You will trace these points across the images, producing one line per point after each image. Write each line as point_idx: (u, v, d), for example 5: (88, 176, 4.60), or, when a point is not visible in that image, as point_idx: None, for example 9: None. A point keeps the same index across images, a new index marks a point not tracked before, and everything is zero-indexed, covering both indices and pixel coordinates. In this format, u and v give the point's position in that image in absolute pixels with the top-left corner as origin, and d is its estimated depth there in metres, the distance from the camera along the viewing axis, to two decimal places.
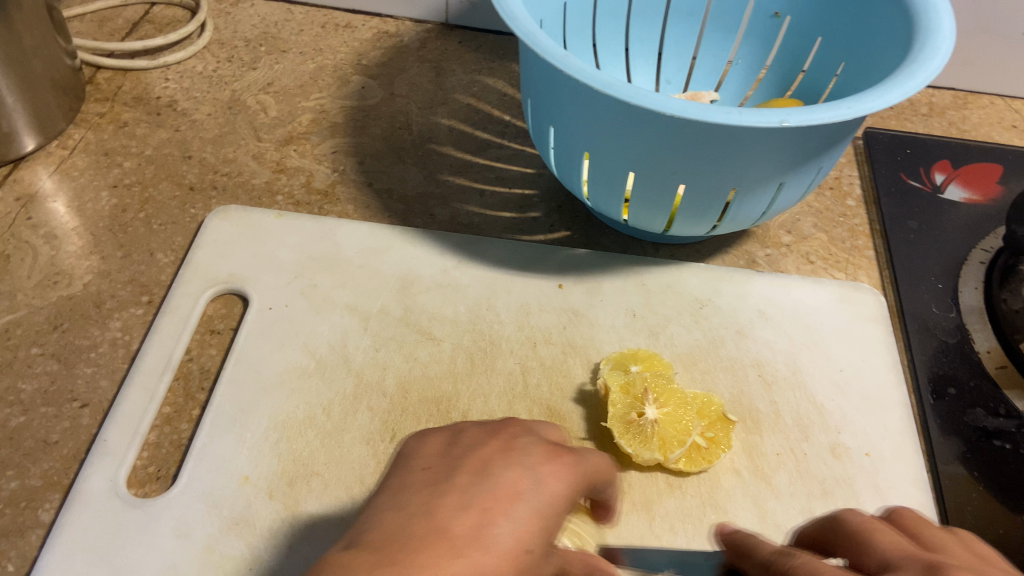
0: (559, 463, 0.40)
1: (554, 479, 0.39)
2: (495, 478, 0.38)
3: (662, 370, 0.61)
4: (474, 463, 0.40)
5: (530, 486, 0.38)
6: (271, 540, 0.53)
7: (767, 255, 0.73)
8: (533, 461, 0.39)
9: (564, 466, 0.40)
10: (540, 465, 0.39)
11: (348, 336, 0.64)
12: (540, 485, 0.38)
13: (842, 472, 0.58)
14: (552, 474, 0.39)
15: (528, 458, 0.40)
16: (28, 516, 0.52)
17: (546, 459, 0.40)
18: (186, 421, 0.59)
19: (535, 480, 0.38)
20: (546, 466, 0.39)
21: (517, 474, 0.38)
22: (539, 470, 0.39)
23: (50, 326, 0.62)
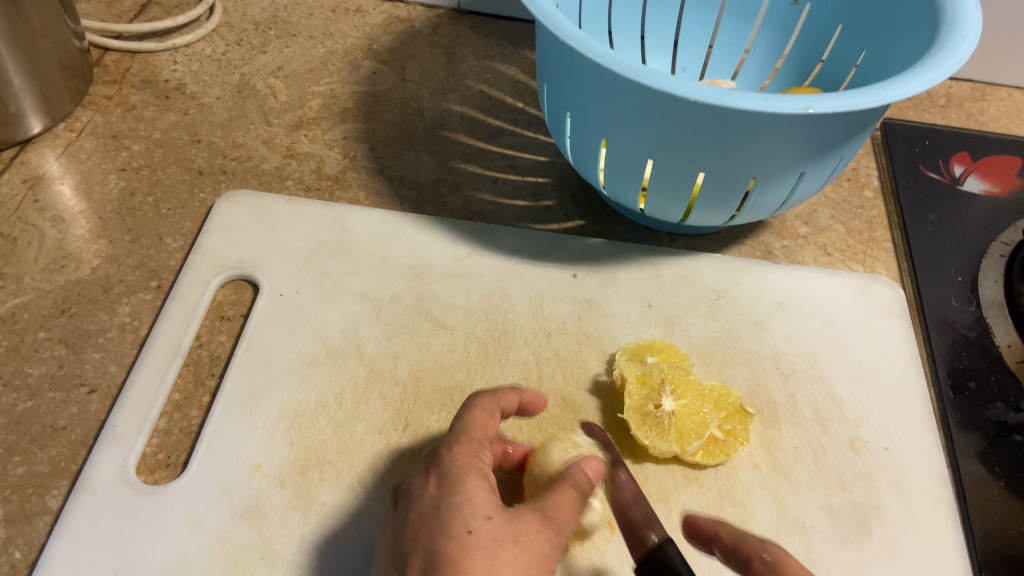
0: (441, 459, 0.46)
1: (455, 485, 0.44)
2: (407, 530, 0.43)
3: (679, 361, 0.60)
4: (392, 525, 0.45)
5: (442, 501, 0.43)
6: (284, 529, 0.52)
7: (783, 247, 0.72)
8: (424, 489, 0.45)
9: (447, 461, 0.46)
10: (436, 487, 0.44)
11: (360, 324, 0.63)
12: (445, 494, 0.44)
13: (862, 466, 0.57)
14: (448, 479, 0.44)
15: (415, 493, 0.45)
16: (35, 503, 0.52)
17: (434, 481, 0.45)
18: (196, 408, 0.58)
19: (440, 494, 0.44)
20: (433, 474, 0.45)
21: (421, 505, 0.44)
22: (435, 489, 0.44)
23: (57, 311, 0.61)
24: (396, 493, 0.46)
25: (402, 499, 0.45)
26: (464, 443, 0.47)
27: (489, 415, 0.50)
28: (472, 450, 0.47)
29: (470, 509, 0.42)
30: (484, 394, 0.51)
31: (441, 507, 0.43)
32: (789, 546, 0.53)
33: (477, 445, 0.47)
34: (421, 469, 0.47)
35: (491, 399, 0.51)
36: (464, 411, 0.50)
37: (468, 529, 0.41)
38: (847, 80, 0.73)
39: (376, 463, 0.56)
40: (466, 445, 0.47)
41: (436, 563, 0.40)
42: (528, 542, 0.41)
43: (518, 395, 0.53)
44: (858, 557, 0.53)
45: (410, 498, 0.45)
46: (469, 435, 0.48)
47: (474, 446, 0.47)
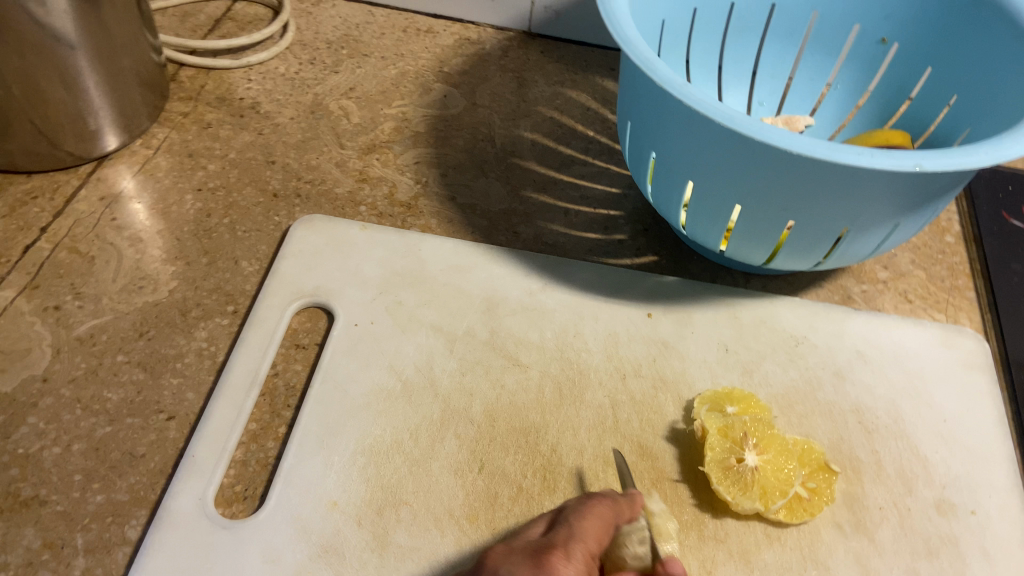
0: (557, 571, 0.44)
1: None
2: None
3: (760, 413, 0.59)
4: None
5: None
6: (362, 572, 0.51)
7: (863, 291, 0.70)
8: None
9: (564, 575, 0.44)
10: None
11: (434, 358, 0.62)
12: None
13: (948, 530, 0.56)
14: None
15: None
16: (114, 533, 0.51)
17: None
18: (272, 439, 0.57)
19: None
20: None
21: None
22: None
23: (136, 333, 0.61)
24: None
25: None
26: (577, 560, 0.45)
27: (602, 526, 0.48)
28: (584, 568, 0.45)
29: None
30: (606, 504, 0.49)
31: None
32: None
33: (588, 558, 0.46)
34: (528, 563, 0.45)
35: (609, 511, 0.49)
36: (581, 515, 0.48)
37: None
38: (935, 121, 0.70)
39: (452, 506, 0.55)
40: (579, 559, 0.45)
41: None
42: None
43: (634, 511, 0.51)
44: None
45: None
46: (585, 547, 0.46)
47: (587, 562, 0.46)
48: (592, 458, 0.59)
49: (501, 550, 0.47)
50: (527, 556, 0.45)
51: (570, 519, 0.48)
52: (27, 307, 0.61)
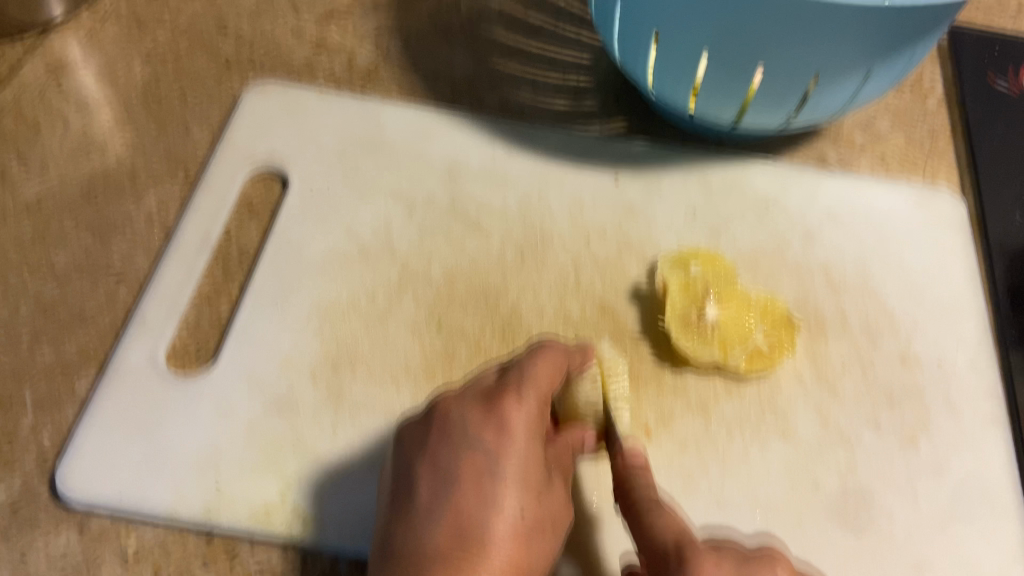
0: (509, 418, 0.41)
1: (517, 450, 0.41)
2: (455, 477, 0.40)
3: (725, 269, 0.58)
4: (430, 453, 0.42)
5: (502, 466, 0.40)
6: (316, 425, 0.51)
7: (839, 157, 0.68)
8: (482, 437, 0.41)
9: (516, 418, 0.42)
10: (497, 441, 0.41)
11: (393, 222, 0.61)
12: (506, 458, 0.40)
13: (911, 380, 0.55)
14: (510, 437, 0.41)
15: (471, 437, 0.41)
16: (64, 388, 0.51)
17: (494, 433, 0.41)
18: (226, 301, 0.56)
19: (498, 455, 0.40)
20: (492, 421, 0.41)
21: (474, 457, 0.41)
22: (496, 446, 0.41)
23: (83, 198, 0.59)
24: (442, 422, 0.42)
25: (453, 435, 0.41)
26: (530, 403, 0.42)
27: (556, 369, 0.44)
28: (538, 412, 0.42)
29: (521, 491, 0.40)
30: (559, 346, 0.46)
31: (499, 474, 0.40)
32: (831, 457, 0.52)
33: (543, 403, 0.43)
34: (480, 409, 0.42)
35: (563, 355, 0.45)
36: (533, 358, 0.44)
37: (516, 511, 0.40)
38: None
39: (409, 362, 0.54)
40: (534, 402, 0.42)
41: (473, 536, 0.38)
42: (550, 515, 0.41)
43: (585, 359, 0.49)
44: (904, 469, 0.52)
45: (464, 442, 0.41)
46: (539, 390, 0.43)
47: (541, 405, 0.43)
48: (552, 318, 0.58)
49: (453, 396, 0.44)
50: (481, 399, 0.43)
51: (523, 361, 0.45)
52: None
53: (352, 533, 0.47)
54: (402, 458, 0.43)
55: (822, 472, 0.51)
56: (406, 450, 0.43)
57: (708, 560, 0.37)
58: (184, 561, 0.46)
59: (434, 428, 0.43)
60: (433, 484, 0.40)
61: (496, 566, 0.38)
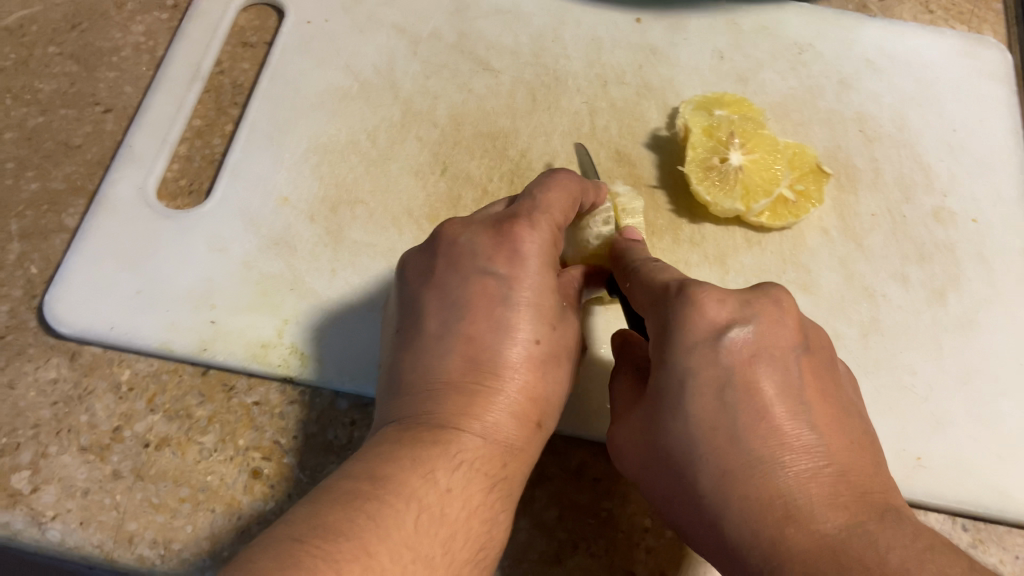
0: (521, 244, 0.40)
1: (530, 277, 0.39)
2: (466, 305, 0.39)
3: (752, 116, 0.54)
4: (438, 281, 0.40)
5: (515, 293, 0.39)
6: (315, 264, 0.49)
7: (881, 0, 0.62)
8: (494, 264, 0.39)
9: (530, 247, 0.40)
10: (509, 267, 0.39)
11: (396, 60, 0.57)
12: (519, 284, 0.39)
13: (943, 237, 0.52)
14: (523, 264, 0.39)
15: (482, 265, 0.40)
16: (51, 221, 0.49)
17: (506, 259, 0.39)
18: (220, 137, 0.53)
19: (511, 282, 0.39)
20: (504, 249, 0.40)
21: (486, 284, 0.39)
22: (509, 272, 0.39)
23: (68, 26, 0.55)
24: (450, 249, 0.41)
25: (462, 263, 0.40)
26: (543, 231, 0.41)
27: (569, 198, 0.43)
28: (550, 240, 0.41)
29: (536, 318, 0.39)
30: (573, 176, 0.44)
31: (513, 300, 0.39)
32: (853, 311, 0.49)
33: (555, 231, 0.41)
34: (490, 236, 0.40)
35: (576, 183, 0.44)
36: (546, 185, 0.43)
37: (532, 339, 0.39)
38: None
39: (412, 206, 0.52)
40: (546, 230, 0.41)
41: (486, 362, 0.38)
42: (565, 340, 0.40)
43: (599, 198, 0.46)
44: (929, 326, 0.49)
45: (475, 269, 0.39)
46: (551, 219, 0.41)
47: (553, 234, 0.41)
48: (565, 164, 0.54)
49: (460, 222, 0.42)
50: (491, 226, 0.41)
51: (535, 188, 0.43)
52: None
53: (351, 371, 0.46)
54: (407, 287, 0.42)
55: (842, 327, 0.49)
56: (412, 277, 0.42)
57: (764, 372, 0.32)
58: (179, 393, 0.45)
59: (441, 255, 0.41)
60: (442, 312, 0.39)
61: (511, 391, 0.38)
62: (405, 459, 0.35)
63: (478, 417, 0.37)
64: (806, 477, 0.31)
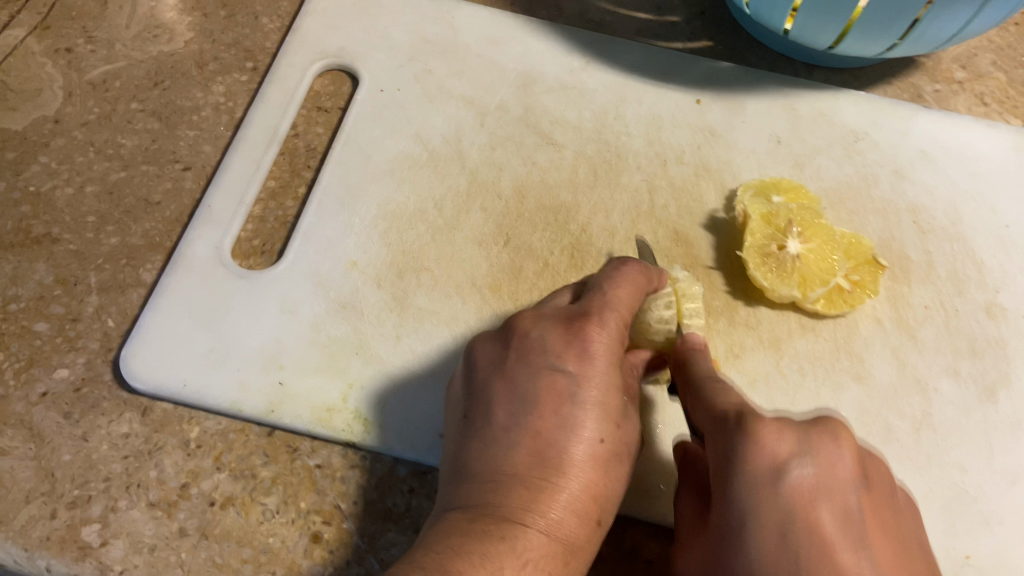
0: (590, 343, 0.42)
1: (598, 374, 0.41)
2: (536, 399, 0.41)
3: (809, 204, 0.55)
4: (509, 374, 0.42)
5: (582, 391, 0.41)
6: (380, 330, 0.50)
7: (935, 91, 0.64)
8: (563, 361, 0.41)
9: (597, 343, 0.42)
10: (578, 364, 0.41)
11: (463, 131, 0.59)
12: (586, 383, 0.41)
13: (995, 333, 0.53)
14: (592, 363, 0.41)
15: (552, 360, 0.42)
16: (129, 275, 0.50)
17: (575, 357, 0.41)
18: (292, 198, 0.55)
19: (579, 380, 0.41)
20: (574, 346, 0.42)
21: (555, 381, 0.41)
22: (578, 370, 0.41)
23: (150, 83, 0.58)
24: (521, 343, 0.43)
25: (532, 357, 0.42)
26: (611, 328, 0.43)
27: (635, 292, 0.44)
28: (617, 337, 0.43)
29: (602, 414, 0.41)
30: (638, 269, 0.45)
31: (580, 398, 0.40)
32: (906, 405, 0.50)
33: (622, 327, 0.43)
34: (560, 332, 0.42)
35: (642, 275, 0.45)
36: (613, 280, 0.45)
37: (598, 436, 0.40)
38: None
39: (475, 276, 0.53)
40: (615, 328, 0.43)
41: (553, 459, 0.39)
42: (628, 437, 0.42)
43: (663, 282, 0.48)
44: (980, 423, 0.50)
45: (545, 365, 0.41)
46: (619, 315, 0.43)
47: (621, 332, 0.43)
48: (623, 240, 0.55)
49: (531, 316, 0.44)
50: (560, 321, 0.43)
51: (603, 282, 0.45)
52: (37, 47, 0.58)
53: (412, 440, 0.47)
54: (476, 376, 0.44)
55: (894, 420, 0.50)
56: (480, 366, 0.44)
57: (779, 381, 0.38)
58: (245, 452, 0.46)
59: (513, 348, 0.43)
60: (510, 405, 0.41)
61: (576, 487, 0.39)
62: (475, 554, 0.36)
63: (543, 512, 0.38)
64: (804, 487, 0.34)
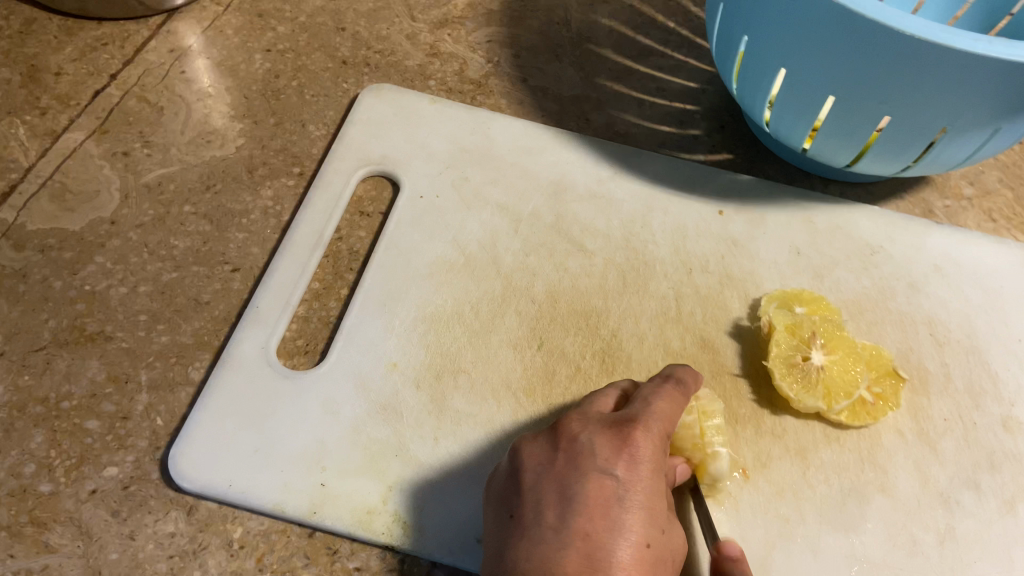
0: (639, 449, 0.43)
1: (645, 481, 0.42)
2: (586, 503, 0.41)
3: (830, 315, 0.57)
4: (557, 477, 0.43)
5: (629, 496, 0.42)
6: (419, 432, 0.52)
7: (946, 207, 0.67)
8: (612, 466, 0.43)
9: (644, 450, 0.43)
10: (627, 471, 0.42)
11: (498, 237, 0.61)
12: (634, 489, 0.42)
13: (1013, 447, 0.54)
14: (639, 470, 0.42)
15: (601, 465, 0.43)
16: (178, 373, 0.52)
17: (624, 463, 0.43)
18: (335, 300, 0.58)
19: (627, 486, 0.42)
20: (623, 452, 0.43)
21: (604, 485, 0.42)
22: (626, 476, 0.42)
23: (203, 186, 0.61)
24: (570, 445, 0.44)
25: (582, 460, 0.43)
26: (656, 434, 0.44)
27: (676, 404, 0.47)
28: (661, 444, 0.44)
29: (648, 521, 0.41)
30: (676, 383, 0.48)
31: (628, 504, 0.41)
32: (930, 518, 0.51)
33: (665, 436, 0.45)
34: (609, 437, 0.44)
35: (681, 391, 0.48)
36: (658, 394, 0.47)
37: (644, 542, 0.41)
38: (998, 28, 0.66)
39: (510, 379, 0.55)
40: (660, 438, 0.45)
41: (603, 563, 0.40)
42: (669, 547, 0.42)
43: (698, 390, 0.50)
44: (1001, 537, 0.51)
45: (595, 469, 0.42)
46: (663, 425, 0.45)
47: (664, 440, 0.45)
48: (652, 346, 0.57)
49: (578, 419, 0.46)
50: (607, 426, 0.45)
51: (646, 395, 0.47)
52: (96, 150, 0.62)
53: (450, 544, 0.48)
54: (523, 478, 0.44)
55: (918, 532, 0.51)
56: (528, 467, 0.44)
57: None
58: (287, 553, 0.47)
59: (562, 451, 0.44)
60: (560, 506, 0.42)
61: None
62: None
63: None
64: None
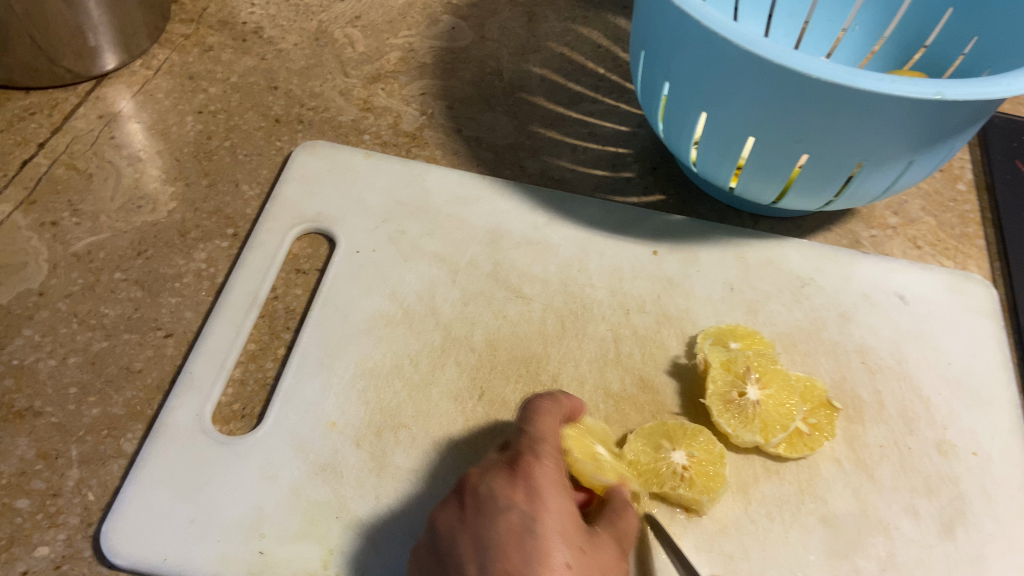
0: (533, 478, 0.43)
1: (548, 505, 0.42)
2: (499, 546, 0.41)
3: (764, 349, 0.58)
4: (468, 530, 0.42)
5: (538, 522, 0.41)
6: (359, 491, 0.51)
7: (872, 236, 0.69)
8: (513, 500, 0.43)
9: (538, 477, 0.43)
10: (529, 501, 0.42)
11: (436, 287, 0.62)
12: (541, 514, 0.42)
13: (948, 470, 0.56)
14: (540, 495, 0.43)
15: (503, 504, 0.43)
16: (110, 445, 0.51)
17: (524, 495, 0.43)
18: (271, 360, 0.57)
19: (534, 514, 0.42)
20: (520, 485, 0.43)
21: (511, 520, 0.42)
22: (529, 505, 0.42)
23: (134, 252, 0.61)
24: (474, 497, 0.44)
25: (485, 506, 0.43)
26: (546, 457, 0.45)
27: (556, 420, 0.47)
28: (555, 465, 0.45)
29: (563, 539, 0.41)
30: (549, 398, 0.49)
31: (538, 530, 0.41)
32: (871, 546, 0.52)
33: (555, 456, 0.45)
34: (503, 477, 0.44)
35: (556, 405, 0.49)
36: (533, 416, 0.47)
37: (565, 560, 0.40)
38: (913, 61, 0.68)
39: (451, 430, 0.54)
40: (549, 455, 0.45)
41: None
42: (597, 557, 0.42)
43: (574, 400, 0.51)
44: (940, 560, 0.52)
45: (498, 509, 0.42)
46: (548, 444, 0.46)
47: (556, 459, 0.45)
48: (592, 389, 0.58)
49: (476, 471, 0.45)
50: (501, 467, 0.45)
51: (523, 422, 0.47)
52: (23, 221, 0.61)
53: None
54: (439, 538, 0.43)
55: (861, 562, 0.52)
56: (442, 527, 0.43)
57: None
58: None
59: (467, 504, 0.44)
60: (478, 556, 0.41)
61: None
62: None
63: None
64: None
